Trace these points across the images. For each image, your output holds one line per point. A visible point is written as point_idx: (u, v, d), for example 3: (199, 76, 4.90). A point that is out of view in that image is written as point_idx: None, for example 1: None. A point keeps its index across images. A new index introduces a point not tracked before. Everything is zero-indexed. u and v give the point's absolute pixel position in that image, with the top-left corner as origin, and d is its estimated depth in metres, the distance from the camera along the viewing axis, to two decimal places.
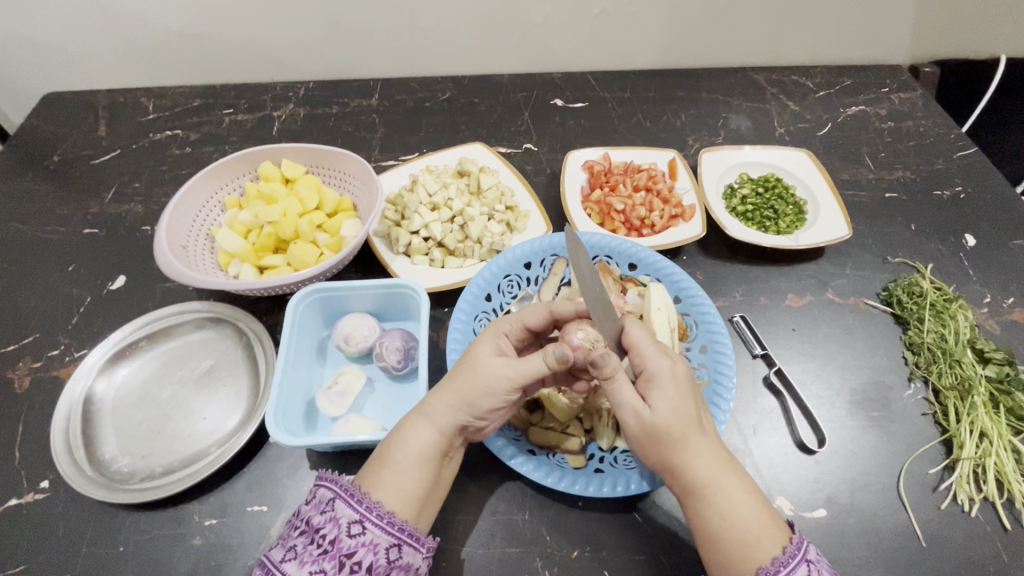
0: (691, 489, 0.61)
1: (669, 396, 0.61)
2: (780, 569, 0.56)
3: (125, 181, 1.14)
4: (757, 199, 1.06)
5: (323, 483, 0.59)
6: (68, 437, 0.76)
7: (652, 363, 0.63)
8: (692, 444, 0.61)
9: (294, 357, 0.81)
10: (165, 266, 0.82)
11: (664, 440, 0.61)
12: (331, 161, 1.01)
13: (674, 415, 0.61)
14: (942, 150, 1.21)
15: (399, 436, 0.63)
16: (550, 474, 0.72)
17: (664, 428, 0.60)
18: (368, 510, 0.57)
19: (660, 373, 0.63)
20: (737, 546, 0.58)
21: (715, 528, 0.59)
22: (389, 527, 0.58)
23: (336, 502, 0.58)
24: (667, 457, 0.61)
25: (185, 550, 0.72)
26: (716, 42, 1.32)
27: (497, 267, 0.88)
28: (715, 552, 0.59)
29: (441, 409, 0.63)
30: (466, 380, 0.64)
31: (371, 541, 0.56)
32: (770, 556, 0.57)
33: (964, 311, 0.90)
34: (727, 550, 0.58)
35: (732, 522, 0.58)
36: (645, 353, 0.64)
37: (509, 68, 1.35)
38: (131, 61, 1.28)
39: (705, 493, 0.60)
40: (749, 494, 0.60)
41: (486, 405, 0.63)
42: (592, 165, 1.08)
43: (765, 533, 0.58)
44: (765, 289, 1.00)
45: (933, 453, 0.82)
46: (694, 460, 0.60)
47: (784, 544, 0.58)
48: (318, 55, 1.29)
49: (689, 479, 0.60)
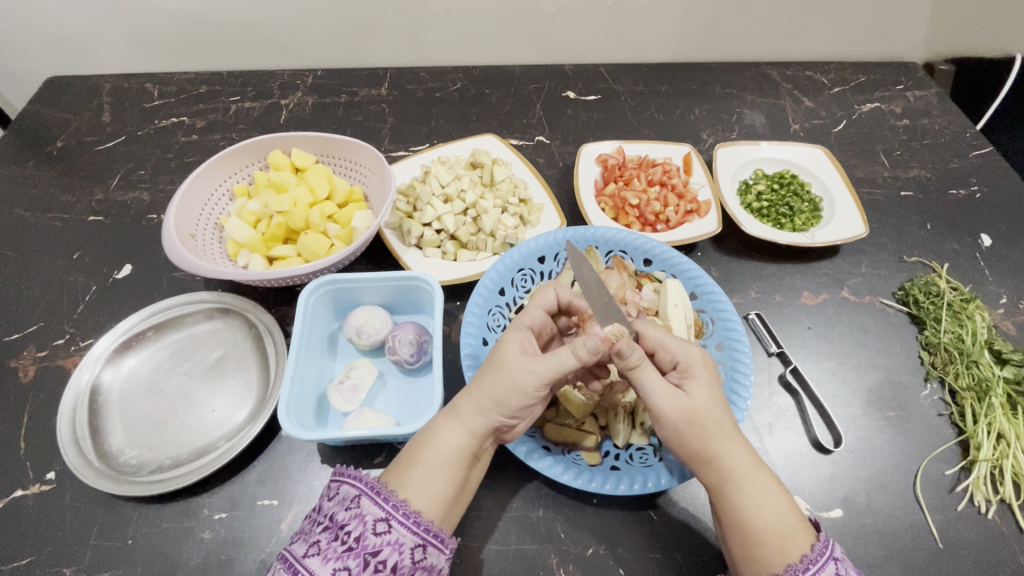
0: (728, 480, 0.59)
1: (704, 384, 0.61)
2: (810, 566, 0.55)
3: (130, 168, 1.12)
4: (773, 195, 1.05)
5: (346, 480, 0.58)
6: (75, 428, 0.75)
7: (684, 354, 0.63)
8: (729, 437, 0.60)
9: (306, 351, 0.80)
10: (174, 256, 0.80)
11: (703, 429, 0.60)
12: (342, 150, 1.00)
13: (712, 405, 0.61)
14: (958, 149, 1.19)
15: (429, 437, 0.62)
16: (567, 470, 0.70)
17: (703, 417, 0.60)
18: (394, 508, 0.56)
19: (696, 364, 0.62)
20: (773, 538, 0.56)
21: (751, 520, 0.57)
22: (414, 527, 0.56)
23: (361, 498, 0.57)
24: (704, 447, 0.60)
25: (195, 544, 0.71)
26: (731, 36, 1.30)
27: (511, 260, 0.87)
28: (749, 546, 0.57)
29: (470, 410, 0.62)
30: (495, 380, 0.62)
31: (396, 540, 0.55)
32: (806, 545, 0.56)
33: (981, 311, 0.89)
34: (763, 543, 0.57)
35: (768, 514, 0.58)
36: (673, 348, 0.64)
37: (520, 59, 1.33)
38: (135, 45, 1.25)
39: (741, 485, 0.59)
40: (775, 485, 0.60)
41: (517, 406, 0.62)
42: (606, 158, 1.07)
43: (797, 525, 0.57)
44: (780, 286, 0.99)
45: (949, 454, 0.81)
46: (729, 449, 0.60)
47: (812, 542, 0.57)
48: (327, 42, 1.26)
49: (726, 469, 0.59)
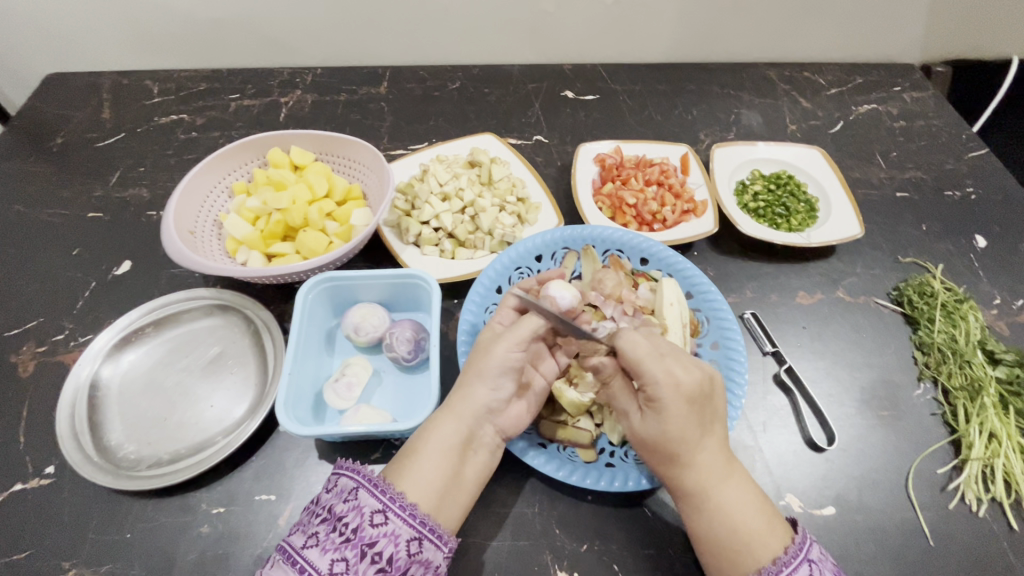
0: (683, 497, 0.62)
1: (659, 413, 0.60)
2: (783, 568, 0.56)
3: (129, 165, 1.12)
4: (769, 196, 1.06)
5: (345, 473, 0.59)
6: (73, 422, 0.76)
7: (649, 381, 0.59)
8: (686, 462, 0.60)
9: (304, 347, 0.80)
10: (173, 251, 0.81)
11: (655, 451, 0.62)
12: (341, 148, 1.00)
13: (661, 432, 0.60)
14: (954, 151, 1.20)
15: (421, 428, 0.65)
16: (560, 467, 0.73)
17: (654, 440, 0.62)
18: (390, 500, 0.57)
19: (658, 389, 0.59)
20: (723, 556, 0.58)
21: (704, 535, 0.60)
22: (410, 519, 0.57)
23: (359, 491, 0.58)
24: (660, 465, 0.63)
25: (193, 539, 0.72)
26: (729, 37, 1.31)
27: (508, 259, 0.88)
28: (707, 558, 0.60)
29: (455, 397, 0.66)
30: (473, 366, 0.67)
31: (392, 531, 0.56)
32: (770, 557, 0.57)
33: (974, 311, 0.89)
34: (714, 558, 0.59)
35: (723, 534, 0.59)
36: (646, 370, 0.59)
37: (519, 59, 1.34)
38: (135, 41, 1.26)
39: (695, 503, 0.61)
40: (746, 494, 0.61)
41: (495, 374, 0.65)
42: (604, 158, 1.07)
43: (757, 543, 0.57)
44: (776, 285, 1.00)
45: (941, 453, 0.82)
46: (687, 467, 0.60)
47: (786, 544, 0.58)
48: (326, 39, 1.27)
49: (682, 488, 0.61)
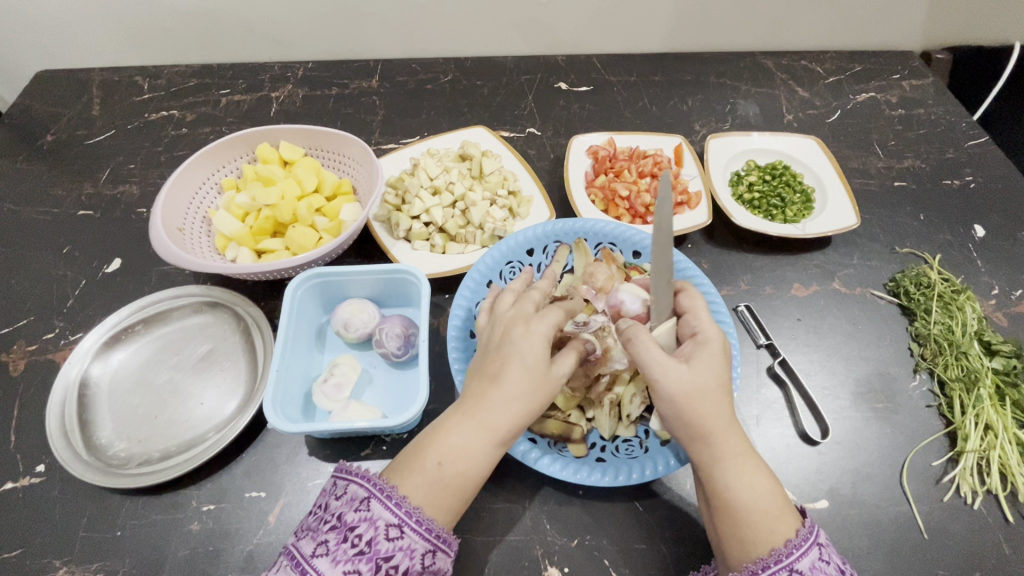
0: (719, 459, 0.59)
1: (716, 363, 0.62)
2: (793, 551, 0.55)
3: (119, 162, 1.12)
4: (764, 186, 1.04)
5: (356, 481, 0.59)
6: (63, 420, 0.75)
7: (708, 329, 0.64)
8: (725, 417, 0.60)
9: (293, 344, 0.80)
10: (159, 246, 0.80)
11: (704, 404, 0.59)
12: (330, 143, 0.99)
13: (716, 381, 0.61)
14: (952, 139, 1.18)
15: (452, 446, 0.59)
16: (552, 460, 0.70)
17: (703, 394, 0.60)
18: (406, 514, 0.56)
19: (714, 340, 0.63)
20: (762, 521, 0.56)
21: (736, 501, 0.58)
22: (426, 533, 0.57)
23: (371, 501, 0.57)
24: (701, 422, 0.59)
25: (184, 536, 0.72)
26: (724, 25, 1.29)
27: (499, 253, 0.86)
28: (732, 529, 0.58)
29: (501, 418, 0.60)
30: (525, 382, 0.61)
31: (407, 545, 0.55)
32: (785, 537, 0.56)
33: (971, 302, 0.88)
34: (753, 525, 0.56)
35: (758, 496, 0.57)
36: (700, 319, 0.65)
37: (513, 50, 1.32)
38: (125, 37, 1.25)
39: (731, 465, 0.59)
40: (766, 473, 0.59)
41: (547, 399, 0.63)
42: (597, 150, 1.06)
43: (786, 511, 0.57)
44: (771, 278, 0.99)
45: (937, 446, 0.81)
46: (725, 430, 0.60)
47: (797, 527, 0.57)
48: (317, 33, 1.25)
49: (718, 447, 0.59)
